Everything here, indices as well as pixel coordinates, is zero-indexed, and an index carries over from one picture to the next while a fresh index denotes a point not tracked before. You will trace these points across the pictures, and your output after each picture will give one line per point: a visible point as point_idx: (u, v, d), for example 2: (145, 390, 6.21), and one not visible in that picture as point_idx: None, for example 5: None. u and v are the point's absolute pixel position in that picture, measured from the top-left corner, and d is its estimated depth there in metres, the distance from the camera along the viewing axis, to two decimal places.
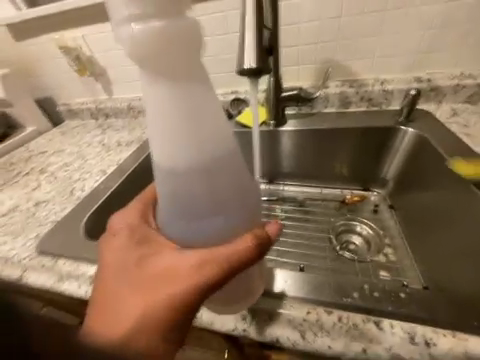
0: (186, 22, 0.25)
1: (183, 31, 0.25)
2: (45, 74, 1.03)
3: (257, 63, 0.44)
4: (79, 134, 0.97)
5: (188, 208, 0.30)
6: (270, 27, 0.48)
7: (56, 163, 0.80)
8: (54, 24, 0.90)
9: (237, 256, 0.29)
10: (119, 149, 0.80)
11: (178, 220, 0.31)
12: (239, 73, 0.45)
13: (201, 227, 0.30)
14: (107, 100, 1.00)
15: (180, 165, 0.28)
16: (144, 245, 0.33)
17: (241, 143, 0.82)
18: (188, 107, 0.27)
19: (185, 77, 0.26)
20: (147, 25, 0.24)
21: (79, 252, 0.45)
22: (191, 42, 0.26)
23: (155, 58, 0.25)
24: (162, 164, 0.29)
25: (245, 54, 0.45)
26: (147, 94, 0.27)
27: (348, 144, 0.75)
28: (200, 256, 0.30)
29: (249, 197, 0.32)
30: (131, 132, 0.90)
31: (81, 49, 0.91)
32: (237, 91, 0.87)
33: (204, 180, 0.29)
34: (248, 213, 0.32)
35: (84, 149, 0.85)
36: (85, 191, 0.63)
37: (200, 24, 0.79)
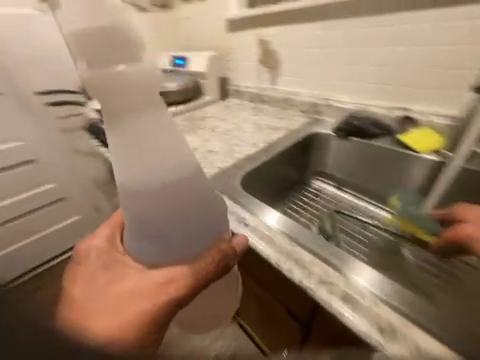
0: (145, 66, 0.27)
1: (143, 77, 0.26)
2: (230, 59, 1.29)
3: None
4: (237, 111, 1.19)
5: (149, 243, 0.30)
6: None
7: (222, 127, 1.02)
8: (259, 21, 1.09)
9: (200, 277, 0.31)
10: (271, 132, 0.93)
11: (139, 247, 0.32)
12: None
13: (165, 252, 0.31)
14: (268, 89, 1.16)
15: (149, 196, 0.28)
16: (111, 267, 0.34)
17: (391, 163, 0.76)
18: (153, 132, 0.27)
19: (143, 116, 0.27)
20: (95, 70, 0.25)
21: (236, 195, 0.57)
22: (146, 81, 0.27)
23: (113, 95, 0.26)
24: (128, 194, 0.29)
25: None
26: (110, 130, 0.27)
27: None
28: (164, 277, 0.31)
29: (219, 219, 0.32)
30: (280, 121, 1.02)
31: (268, 43, 1.08)
32: (408, 108, 0.80)
33: (174, 209, 0.29)
34: (214, 235, 0.32)
35: (242, 123, 1.04)
36: (242, 154, 0.79)
37: (400, 34, 0.77)
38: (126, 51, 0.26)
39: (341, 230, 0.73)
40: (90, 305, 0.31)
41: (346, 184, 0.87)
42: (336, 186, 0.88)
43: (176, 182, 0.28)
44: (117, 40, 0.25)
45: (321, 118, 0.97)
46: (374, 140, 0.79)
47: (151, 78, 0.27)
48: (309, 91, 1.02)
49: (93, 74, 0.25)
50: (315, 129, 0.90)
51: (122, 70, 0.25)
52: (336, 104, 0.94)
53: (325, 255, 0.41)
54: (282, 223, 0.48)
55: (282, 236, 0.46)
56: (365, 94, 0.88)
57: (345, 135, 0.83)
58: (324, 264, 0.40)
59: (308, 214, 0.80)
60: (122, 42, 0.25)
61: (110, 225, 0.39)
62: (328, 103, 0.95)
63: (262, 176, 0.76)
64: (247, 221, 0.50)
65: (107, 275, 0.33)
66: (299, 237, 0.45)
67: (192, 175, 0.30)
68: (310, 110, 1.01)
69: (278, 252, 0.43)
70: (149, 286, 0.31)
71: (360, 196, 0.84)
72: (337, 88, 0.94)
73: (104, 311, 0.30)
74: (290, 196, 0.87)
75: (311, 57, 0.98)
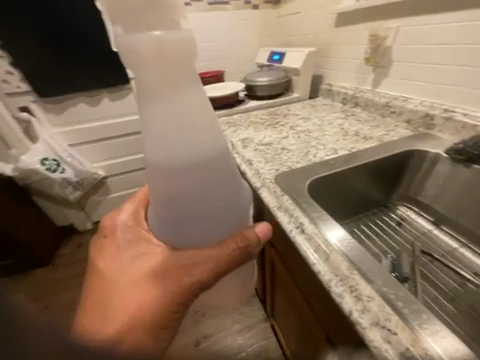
0: (182, 42, 0.30)
1: (181, 52, 0.30)
2: (331, 58, 1.20)
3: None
4: (324, 112, 1.11)
5: (176, 223, 0.37)
6: None
7: (302, 127, 0.98)
8: (374, 14, 0.94)
9: (222, 262, 0.38)
10: (357, 140, 0.82)
11: (165, 220, 0.38)
12: None
13: (187, 228, 0.37)
14: (367, 91, 1.02)
15: (178, 180, 0.33)
16: (140, 245, 0.41)
17: None
18: (186, 119, 0.32)
19: (177, 99, 0.31)
20: (139, 35, 0.29)
21: (300, 198, 0.55)
22: (183, 55, 0.31)
23: (153, 74, 0.30)
24: (160, 174, 0.34)
25: None
26: (149, 112, 0.32)
27: None
28: (188, 261, 0.38)
29: (234, 204, 0.38)
30: (373, 129, 0.88)
31: (385, 39, 0.91)
32: None
33: (198, 193, 0.35)
34: (232, 218, 0.39)
35: (325, 126, 0.96)
36: (317, 158, 0.73)
37: None
38: (164, 14, 0.29)
39: (424, 276, 0.58)
40: (122, 282, 0.39)
41: (449, 223, 0.67)
42: (432, 223, 0.70)
43: (204, 166, 0.34)
44: (158, 3, 0.29)
45: (431, 134, 0.77)
46: None
47: (186, 51, 0.31)
48: (425, 99, 0.83)
49: (127, 32, 0.29)
50: (420, 146, 0.73)
51: (159, 35, 0.29)
52: (461, 119, 0.71)
53: (390, 293, 0.34)
54: (340, 238, 0.43)
55: (340, 254, 0.41)
56: None
57: (467, 160, 0.63)
58: (385, 303, 0.33)
59: (382, 243, 0.67)
60: (164, 9, 0.29)
61: (136, 204, 0.48)
62: (448, 117, 0.74)
63: (334, 187, 0.68)
64: (306, 228, 0.47)
65: (135, 253, 0.41)
66: (361, 262, 0.39)
67: (217, 158, 0.35)
68: (417, 123, 0.82)
69: (331, 270, 0.39)
70: (173, 267, 0.39)
71: (469, 242, 0.63)
72: (468, 99, 0.72)
73: (135, 289, 0.38)
74: (363, 216, 0.76)
75: (438, 56, 0.77)
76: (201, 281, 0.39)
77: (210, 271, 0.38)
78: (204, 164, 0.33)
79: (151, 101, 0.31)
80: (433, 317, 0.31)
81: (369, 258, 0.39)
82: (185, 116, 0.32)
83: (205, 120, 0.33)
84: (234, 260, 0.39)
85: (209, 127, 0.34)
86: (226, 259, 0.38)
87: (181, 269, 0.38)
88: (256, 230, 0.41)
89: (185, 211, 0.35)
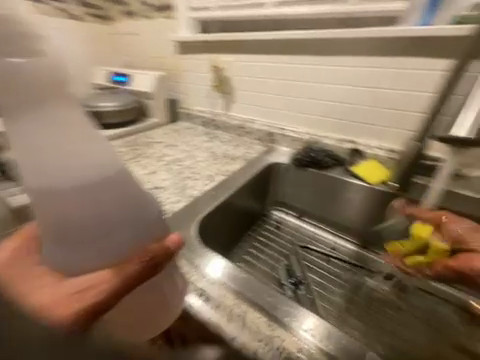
0: (48, 61, 0.24)
1: (46, 76, 0.23)
2: (182, 83, 1.20)
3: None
4: (189, 136, 1.09)
5: (68, 256, 0.28)
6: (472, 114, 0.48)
7: (172, 156, 0.89)
8: (212, 47, 1.04)
9: (128, 280, 0.26)
10: (227, 161, 0.85)
11: (54, 251, 0.28)
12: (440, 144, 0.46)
13: (81, 257, 0.27)
14: (222, 115, 1.12)
15: (65, 200, 0.26)
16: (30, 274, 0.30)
17: (344, 191, 0.77)
18: (64, 131, 0.25)
19: (48, 113, 0.24)
20: None
21: (191, 252, 0.45)
22: (54, 76, 0.24)
23: (11, 91, 0.23)
24: (41, 198, 0.26)
25: None
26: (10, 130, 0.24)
27: None
28: (83, 281, 0.27)
29: (143, 223, 0.30)
30: (236, 149, 0.97)
31: (224, 70, 1.03)
32: (355, 142, 0.82)
33: (94, 214, 0.27)
34: (142, 240, 0.29)
35: (195, 151, 0.94)
36: (196, 190, 0.68)
37: (352, 74, 0.78)
38: (18, 42, 0.22)
39: (308, 268, 0.69)
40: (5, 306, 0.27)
41: (307, 214, 0.85)
42: (297, 217, 0.86)
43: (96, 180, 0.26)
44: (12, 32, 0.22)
45: (276, 147, 0.96)
46: (329, 171, 0.79)
47: (59, 72, 0.24)
48: (265, 120, 1.01)
49: None
50: (273, 160, 0.87)
51: (20, 63, 0.22)
52: (291, 134, 0.93)
53: (309, 330, 0.33)
54: (248, 286, 0.39)
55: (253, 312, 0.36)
56: (315, 126, 0.89)
57: (305, 166, 0.81)
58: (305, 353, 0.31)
59: (273, 252, 0.74)
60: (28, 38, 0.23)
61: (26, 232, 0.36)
62: (283, 134, 0.95)
63: (221, 215, 0.66)
64: (210, 293, 0.38)
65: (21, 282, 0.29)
66: (276, 308, 0.36)
67: (113, 172, 0.28)
68: (266, 139, 1.00)
69: (253, 337, 0.33)
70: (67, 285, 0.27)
71: (321, 226, 0.82)
72: (290, 119, 0.95)
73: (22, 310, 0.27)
74: (251, 232, 0.82)
75: (265, 87, 0.97)
76: (102, 304, 0.26)
77: (115, 289, 0.26)
78: (84, 161, 0.26)
79: (9, 113, 0.23)
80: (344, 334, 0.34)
81: (280, 297, 0.37)
82: (60, 126, 0.25)
83: (90, 131, 0.27)
84: (145, 272, 0.27)
85: (91, 130, 0.27)
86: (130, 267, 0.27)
87: (72, 294, 0.26)
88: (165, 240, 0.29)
89: (74, 235, 0.27)
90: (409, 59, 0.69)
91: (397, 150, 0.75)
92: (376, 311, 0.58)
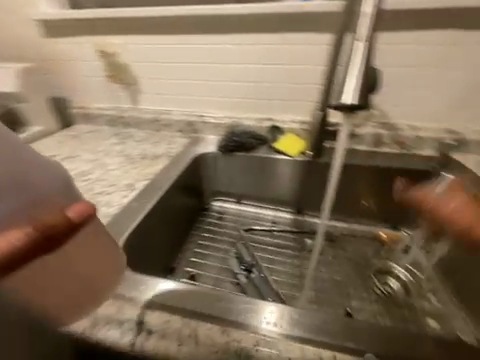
0: None
1: None
2: (65, 76, 0.96)
3: (360, 100, 0.46)
4: (93, 142, 0.89)
5: None
6: (372, 68, 0.48)
7: (73, 170, 0.72)
8: (97, 28, 0.86)
9: (45, 229, 0.30)
10: (147, 163, 0.75)
11: None
12: (341, 107, 0.46)
13: None
14: (130, 110, 0.96)
15: None
16: None
17: (272, 167, 0.81)
18: None
19: None
20: None
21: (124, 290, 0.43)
22: None
23: None
24: None
25: (350, 86, 0.46)
26: None
27: (374, 180, 0.77)
28: None
29: (51, 179, 0.32)
30: (156, 146, 0.86)
31: (118, 55, 0.87)
32: (273, 118, 0.86)
33: None
34: (52, 197, 0.32)
35: (104, 158, 0.78)
36: (114, 207, 0.58)
37: (253, 52, 0.80)
38: None
39: (255, 248, 0.71)
40: None
41: (245, 197, 0.86)
42: (236, 202, 0.86)
43: None
44: None
45: (201, 136, 0.90)
46: (255, 152, 0.82)
47: None
48: (181, 109, 0.93)
49: None
50: (200, 150, 0.82)
51: None
52: (212, 121, 0.90)
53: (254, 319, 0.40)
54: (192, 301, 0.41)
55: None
56: (233, 109, 0.88)
57: (231, 151, 0.81)
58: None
59: (221, 244, 0.73)
60: None
61: None
62: (204, 121, 0.90)
63: (152, 228, 0.59)
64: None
65: None
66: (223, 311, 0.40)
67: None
68: (187, 130, 0.92)
69: (208, 349, 0.36)
70: None
71: (260, 205, 0.85)
72: (207, 105, 0.90)
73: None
74: (194, 231, 0.77)
75: (172, 72, 0.88)
76: (11, 255, 0.29)
77: (26, 242, 0.29)
78: None
79: None
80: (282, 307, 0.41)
81: (226, 299, 0.42)
82: None
83: None
84: (55, 231, 0.30)
85: None
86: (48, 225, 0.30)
87: None
88: (76, 205, 0.32)
89: None
90: (300, 35, 0.75)
91: (307, 121, 0.83)
92: (319, 272, 0.66)
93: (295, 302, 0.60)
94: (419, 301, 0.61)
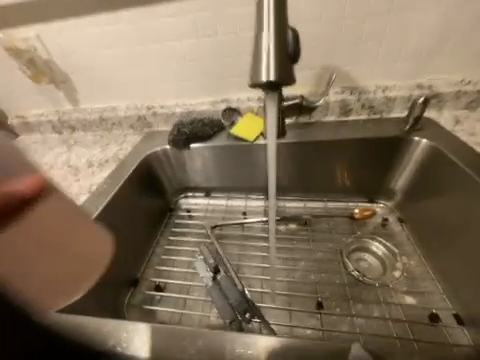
0: None
1: None
2: None
3: (278, 76, 0.39)
4: (35, 155, 0.79)
5: None
6: (291, 35, 0.41)
7: None
8: (3, 20, 0.73)
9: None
10: (92, 172, 0.68)
11: None
12: (256, 85, 0.40)
13: None
14: (73, 111, 0.85)
15: None
16: None
17: (235, 154, 0.74)
18: None
19: None
20: None
21: None
22: None
23: None
24: None
25: (264, 59, 0.39)
26: None
27: (345, 152, 0.70)
28: None
29: None
30: (106, 149, 0.78)
31: (37, 51, 0.76)
32: (228, 99, 0.77)
33: None
34: None
35: (47, 172, 0.71)
36: None
37: (187, 19, 0.67)
38: None
39: (224, 245, 0.68)
40: None
41: (214, 190, 0.80)
42: (205, 196, 0.80)
43: None
44: None
45: (155, 130, 0.82)
46: (212, 140, 0.74)
47: None
48: (127, 102, 0.83)
49: None
50: (152, 148, 0.74)
51: None
52: (163, 111, 0.80)
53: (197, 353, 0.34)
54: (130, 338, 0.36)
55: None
56: (183, 94, 0.79)
57: (184, 144, 0.73)
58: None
59: (189, 245, 0.69)
60: None
61: None
62: (154, 112, 0.80)
63: None
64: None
65: None
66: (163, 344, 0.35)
67: None
68: (139, 126, 0.83)
69: None
70: None
71: (230, 195, 0.80)
72: (154, 93, 0.80)
73: None
74: (160, 234, 0.72)
75: (104, 62, 0.76)
76: None
77: None
78: None
79: None
80: (235, 336, 0.35)
81: (169, 329, 0.36)
82: None
83: None
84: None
85: None
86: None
87: None
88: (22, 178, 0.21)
89: None
90: None
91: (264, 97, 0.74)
92: (291, 261, 0.63)
93: (265, 297, 0.57)
94: (394, 278, 0.58)
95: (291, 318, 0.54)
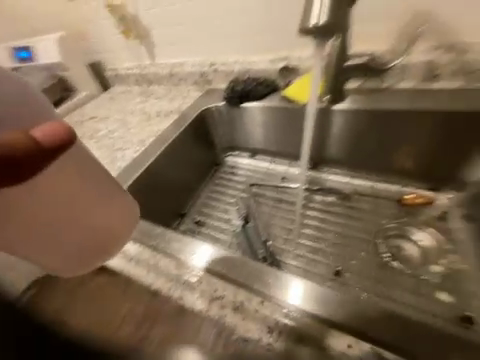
0: None
1: None
2: (93, 39, 1.03)
3: (330, 20, 0.42)
4: (121, 102, 0.97)
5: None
6: None
7: (103, 130, 0.84)
8: None
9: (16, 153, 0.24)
10: (158, 120, 0.81)
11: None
12: (303, 31, 0.42)
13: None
14: (150, 66, 0.98)
15: None
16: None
17: (284, 118, 0.73)
18: None
19: None
20: None
21: None
22: None
23: None
24: None
25: (315, 5, 0.42)
26: None
27: (422, 125, 0.58)
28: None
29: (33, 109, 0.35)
30: (171, 102, 0.89)
31: (128, 8, 0.88)
32: (289, 57, 0.75)
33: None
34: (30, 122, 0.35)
35: (127, 117, 0.88)
36: (125, 161, 0.69)
37: None
38: None
39: (259, 202, 0.73)
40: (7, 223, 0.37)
41: (260, 152, 0.82)
42: (250, 157, 0.83)
43: None
44: None
45: (213, 87, 0.86)
46: (263, 100, 0.75)
47: None
48: (193, 59, 0.89)
49: None
50: (208, 104, 0.81)
51: None
52: (222, 68, 0.83)
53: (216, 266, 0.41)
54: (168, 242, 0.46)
55: (170, 262, 0.43)
56: (244, 51, 0.80)
57: (236, 102, 0.76)
58: (215, 278, 0.40)
59: (229, 196, 0.77)
60: None
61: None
62: (214, 69, 0.84)
63: (159, 177, 0.69)
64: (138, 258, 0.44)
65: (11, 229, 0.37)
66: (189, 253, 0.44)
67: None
68: (201, 81, 0.89)
69: (166, 279, 0.41)
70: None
71: (274, 160, 0.81)
72: (218, 50, 0.84)
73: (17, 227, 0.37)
74: (205, 183, 0.82)
75: (178, 19, 0.84)
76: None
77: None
78: None
79: None
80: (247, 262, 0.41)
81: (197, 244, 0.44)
82: None
83: None
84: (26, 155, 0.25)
85: None
86: (9, 144, 0.24)
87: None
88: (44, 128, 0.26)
89: None
90: None
91: None
92: (319, 230, 0.64)
93: (285, 254, 0.62)
94: (434, 273, 0.53)
95: (307, 276, 0.57)
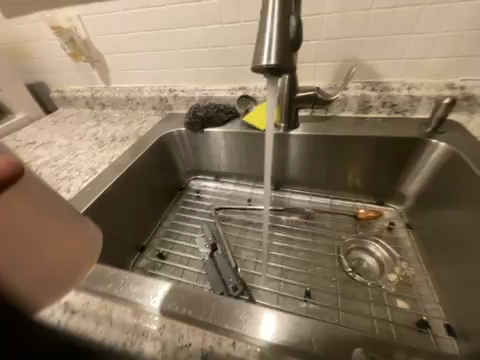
0: None
1: None
2: (36, 59, 0.94)
3: (280, 59, 0.45)
4: (69, 126, 0.88)
5: None
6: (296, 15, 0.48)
7: (44, 157, 0.73)
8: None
9: None
10: (113, 146, 0.75)
11: None
12: (256, 69, 0.47)
13: None
14: (104, 89, 0.93)
15: None
16: None
17: (246, 143, 0.76)
18: None
19: None
20: None
21: None
22: None
23: None
24: None
25: (266, 46, 0.46)
26: None
27: (365, 147, 0.67)
28: None
29: None
30: (128, 126, 0.84)
31: (76, 31, 0.83)
32: (246, 87, 0.80)
33: None
34: None
35: (76, 142, 0.79)
36: (71, 192, 0.61)
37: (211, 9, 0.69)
38: None
39: (226, 227, 0.71)
40: None
41: (225, 175, 0.82)
42: (214, 180, 0.84)
43: None
44: None
45: (175, 112, 0.86)
46: (225, 126, 0.77)
47: None
48: (152, 84, 0.88)
49: None
50: (168, 129, 0.79)
51: None
52: (183, 94, 0.84)
53: (181, 307, 0.37)
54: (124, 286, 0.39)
55: (126, 310, 0.37)
56: (204, 80, 0.83)
57: (198, 128, 0.76)
58: (181, 323, 0.35)
59: (194, 223, 0.73)
60: None
61: None
62: (175, 95, 0.84)
63: (113, 209, 0.61)
64: (85, 310, 0.37)
65: None
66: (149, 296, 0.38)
67: None
68: (161, 107, 0.88)
69: (121, 333, 0.34)
70: None
71: (239, 183, 0.83)
72: (177, 77, 0.85)
73: None
74: (168, 210, 0.77)
75: (131, 47, 0.82)
76: None
77: None
78: None
79: None
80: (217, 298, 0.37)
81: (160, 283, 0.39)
82: None
83: None
84: None
85: None
86: None
87: None
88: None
89: None
90: None
91: None
92: (287, 250, 0.64)
93: (256, 279, 0.60)
94: (391, 282, 0.58)
95: (280, 302, 0.56)
